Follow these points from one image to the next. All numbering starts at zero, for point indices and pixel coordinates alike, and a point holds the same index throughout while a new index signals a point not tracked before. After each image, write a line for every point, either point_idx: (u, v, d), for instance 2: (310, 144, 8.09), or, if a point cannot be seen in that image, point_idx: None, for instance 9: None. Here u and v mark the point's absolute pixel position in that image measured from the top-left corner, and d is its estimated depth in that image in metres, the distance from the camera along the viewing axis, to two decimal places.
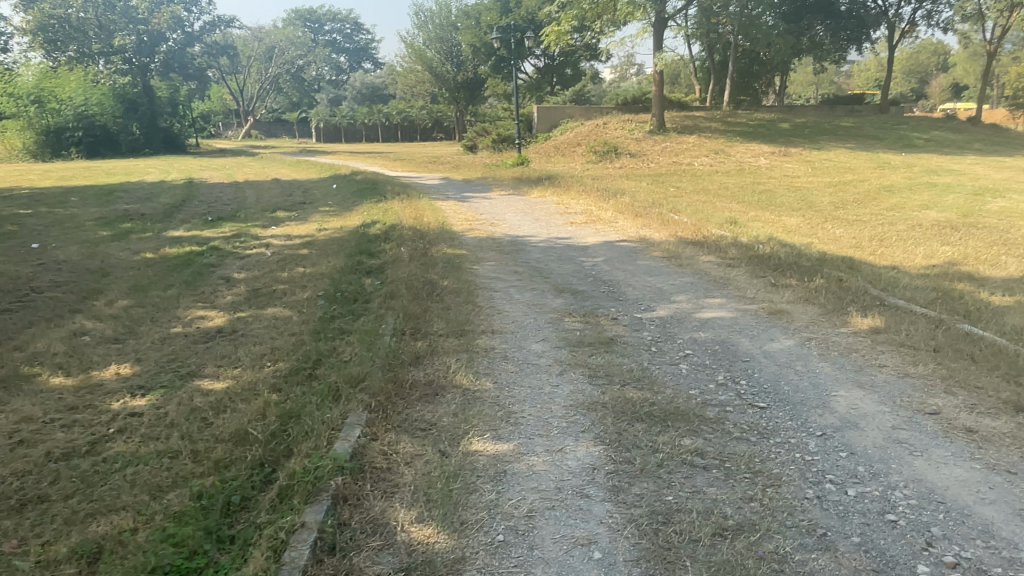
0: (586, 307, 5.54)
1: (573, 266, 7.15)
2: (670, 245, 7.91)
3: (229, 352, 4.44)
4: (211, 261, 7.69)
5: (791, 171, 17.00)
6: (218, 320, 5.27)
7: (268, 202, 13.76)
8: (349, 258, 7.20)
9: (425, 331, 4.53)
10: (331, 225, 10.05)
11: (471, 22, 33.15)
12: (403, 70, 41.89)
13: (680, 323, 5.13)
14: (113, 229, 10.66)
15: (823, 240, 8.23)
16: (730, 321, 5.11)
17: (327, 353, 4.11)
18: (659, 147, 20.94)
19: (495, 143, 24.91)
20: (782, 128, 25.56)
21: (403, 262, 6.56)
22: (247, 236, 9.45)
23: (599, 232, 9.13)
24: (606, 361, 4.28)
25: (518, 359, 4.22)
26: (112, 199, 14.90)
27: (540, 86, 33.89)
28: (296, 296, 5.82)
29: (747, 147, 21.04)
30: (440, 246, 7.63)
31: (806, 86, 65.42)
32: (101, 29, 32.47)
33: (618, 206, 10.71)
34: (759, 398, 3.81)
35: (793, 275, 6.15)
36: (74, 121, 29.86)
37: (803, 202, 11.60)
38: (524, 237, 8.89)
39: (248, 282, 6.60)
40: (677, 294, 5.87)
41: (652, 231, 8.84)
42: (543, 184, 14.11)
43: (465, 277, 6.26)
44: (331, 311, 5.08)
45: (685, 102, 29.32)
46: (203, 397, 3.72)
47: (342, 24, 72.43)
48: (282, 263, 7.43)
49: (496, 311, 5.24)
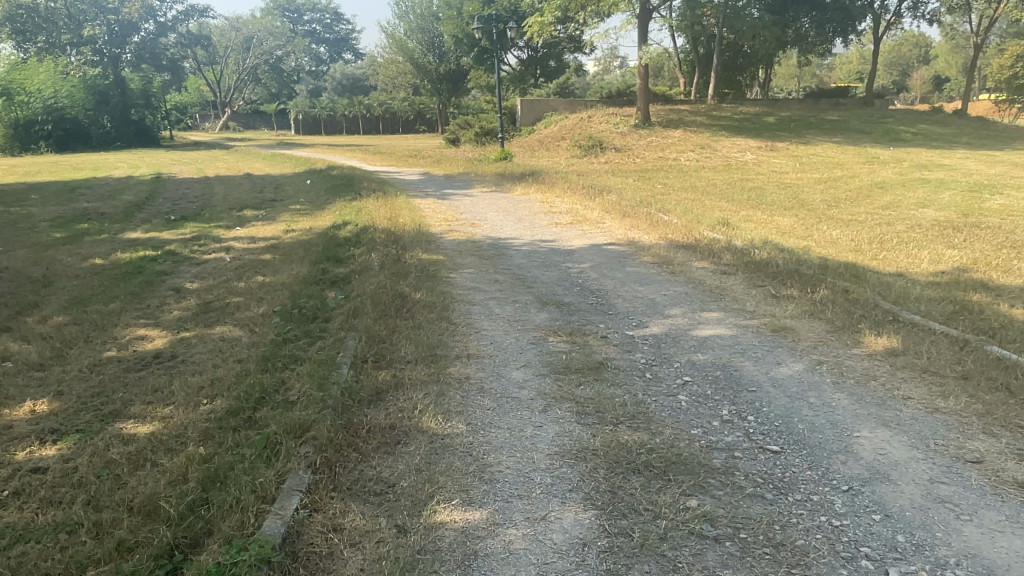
0: (573, 323, 5.02)
1: (557, 273, 6.63)
2: (660, 249, 7.42)
3: (162, 387, 3.87)
4: (164, 268, 7.09)
5: (779, 166, 16.63)
6: (158, 342, 4.69)
7: (237, 200, 13.10)
8: (315, 265, 6.62)
9: (390, 359, 3.99)
10: (299, 226, 9.45)
11: (453, 13, 32.40)
12: (384, 62, 41.11)
13: (675, 342, 4.62)
14: (67, 231, 9.99)
15: (821, 243, 7.80)
16: (730, 339, 4.61)
17: (272, 390, 3.56)
18: (644, 141, 20.47)
19: (477, 137, 24.34)
20: (769, 121, 25.20)
21: (372, 271, 6.01)
22: (208, 239, 8.84)
23: (584, 234, 8.61)
24: (596, 391, 3.76)
25: (496, 392, 3.68)
26: (74, 197, 14.15)
27: (524, 78, 33.29)
28: (251, 312, 5.26)
29: (734, 141, 20.66)
30: (415, 251, 7.08)
31: (790, 78, 65.49)
32: (71, 19, 31.15)
33: (604, 205, 10.22)
34: (771, 439, 3.30)
35: (796, 285, 5.67)
36: (43, 113, 28.79)
37: (795, 200, 11.18)
38: (506, 239, 8.35)
39: (201, 293, 6.03)
40: (669, 307, 5.37)
41: (641, 233, 8.36)
42: (526, 180, 13.59)
43: (439, 288, 5.72)
44: (285, 332, 4.52)
45: (670, 95, 28.95)
46: (122, 447, 3.15)
47: (321, 14, 71.21)
48: (241, 271, 6.85)
49: (471, 329, 4.70)
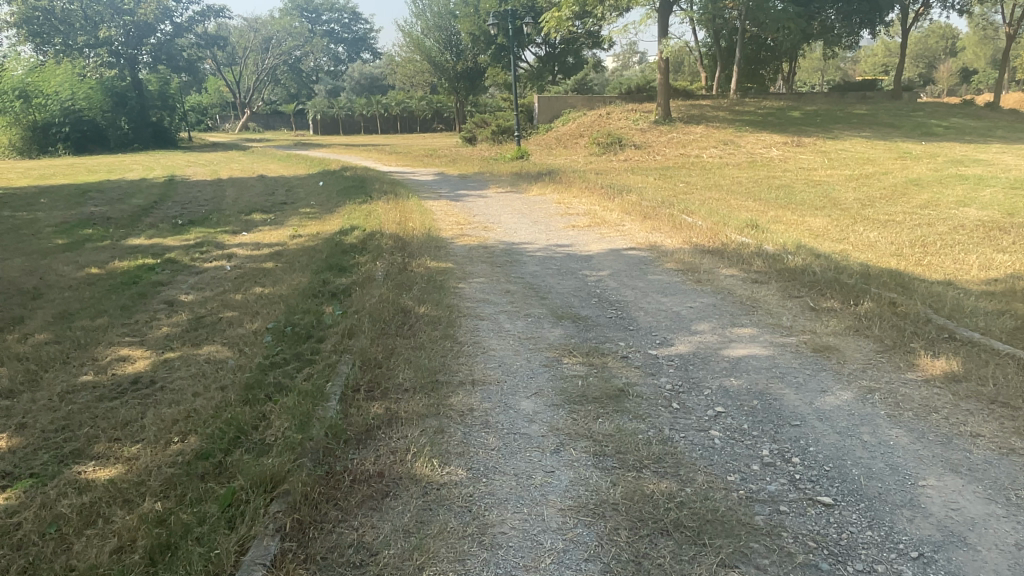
0: (590, 342, 4.57)
1: (574, 282, 6.18)
2: (684, 255, 6.95)
3: (132, 421, 3.48)
4: (161, 278, 6.75)
5: (807, 162, 16.01)
6: (139, 365, 4.31)
7: (247, 203, 12.81)
8: (316, 275, 6.23)
9: (386, 388, 3.56)
10: (307, 231, 9.09)
11: (470, 10, 31.97)
12: (401, 61, 40.79)
13: (705, 365, 4.15)
14: (70, 237, 9.73)
15: (859, 246, 7.28)
16: (766, 362, 4.14)
17: (251, 426, 3.15)
18: (665, 138, 19.92)
19: (494, 136, 23.95)
20: (793, 116, 24.48)
21: (376, 283, 5.61)
22: (211, 245, 8.50)
23: (603, 237, 8.15)
24: (617, 425, 3.31)
25: (503, 428, 3.25)
26: (84, 201, 13.97)
27: (541, 75, 32.81)
28: (244, 328, 4.88)
29: (758, 136, 20.03)
30: (422, 259, 6.67)
31: (816, 72, 64.31)
32: (87, 20, 31.24)
33: (624, 206, 9.76)
34: (822, 489, 2.84)
35: (837, 297, 5.18)
36: (60, 116, 28.97)
37: (827, 199, 10.62)
38: (520, 243, 7.92)
39: (194, 307, 5.65)
40: (696, 321, 4.90)
41: (664, 236, 7.88)
42: (543, 179, 13.15)
43: (446, 301, 5.30)
44: (274, 354, 4.13)
45: (691, 91, 28.31)
46: (75, 497, 2.76)
47: (340, 14, 71.16)
48: (239, 281, 6.48)
49: (478, 351, 4.26)
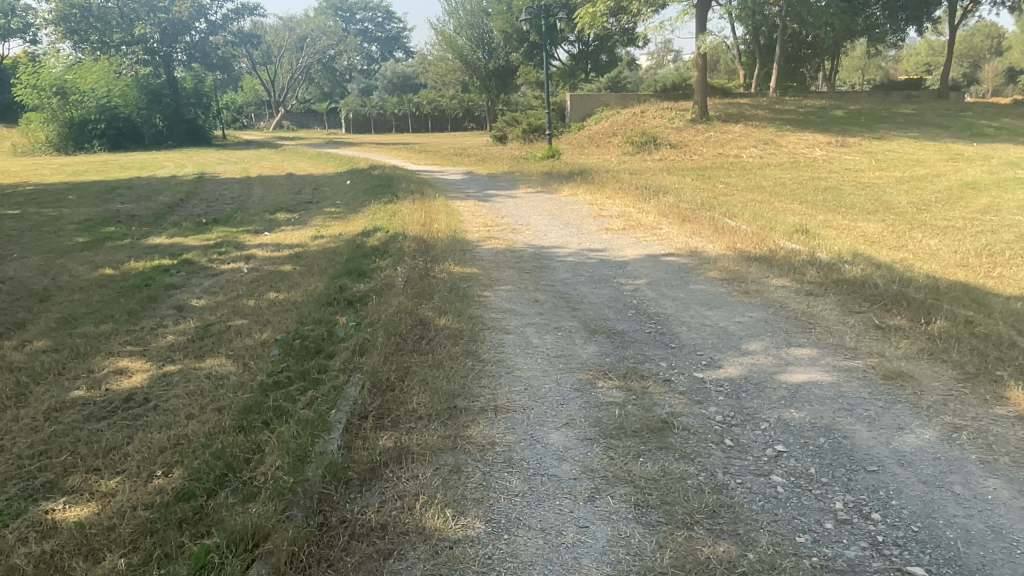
0: (629, 361, 4.12)
1: (609, 291, 5.72)
2: (728, 262, 6.45)
3: (117, 447, 3.13)
4: (173, 281, 6.43)
5: (852, 163, 15.31)
6: (136, 380, 3.97)
7: (272, 201, 12.56)
8: (334, 281, 5.87)
9: (397, 415, 3.16)
10: (330, 231, 8.76)
11: (503, 8, 31.54)
12: (432, 59, 40.58)
13: (760, 394, 3.68)
14: (91, 235, 9.54)
15: (920, 255, 6.71)
16: (829, 391, 3.65)
17: (241, 460, 2.77)
18: (702, 137, 19.30)
19: (525, 134, 23.53)
20: (836, 115, 23.61)
21: (396, 291, 5.22)
22: (230, 246, 8.20)
23: (639, 242, 7.67)
24: (661, 467, 2.86)
25: (529, 467, 2.82)
26: (111, 198, 13.87)
27: (574, 73, 32.27)
28: (252, 338, 4.53)
29: (799, 136, 19.31)
30: (446, 264, 6.28)
31: (857, 72, 62.76)
32: (123, 18, 31.62)
33: (662, 208, 9.28)
34: (913, 558, 2.35)
35: (904, 316, 4.66)
36: (96, 113, 29.40)
37: (879, 203, 10.01)
38: (551, 247, 7.47)
39: (203, 313, 5.31)
40: (745, 340, 4.42)
41: (705, 241, 7.39)
42: (575, 179, 12.70)
43: (470, 311, 4.89)
44: (279, 370, 3.75)
45: (729, 89, 27.56)
46: (35, 545, 2.40)
47: (374, 13, 71.37)
48: (254, 285, 6.14)
49: (503, 371, 3.83)
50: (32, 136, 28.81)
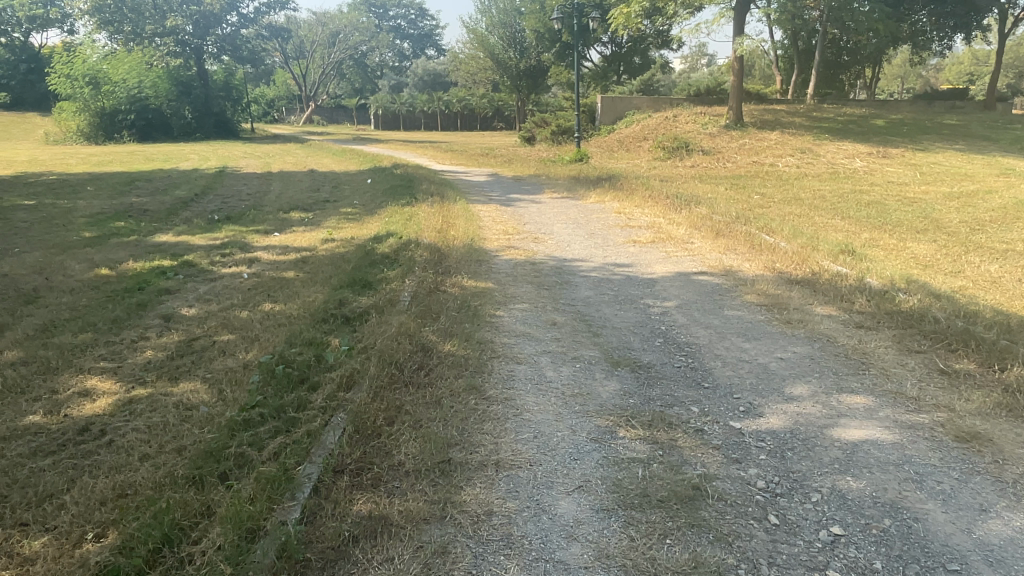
0: (656, 405, 3.60)
1: (634, 314, 5.18)
2: (766, 284, 5.89)
3: (54, 496, 2.69)
4: (167, 285, 6.02)
5: (896, 175, 14.56)
6: (98, 405, 3.54)
7: (289, 199, 12.18)
8: (335, 293, 5.42)
9: (378, 471, 2.68)
10: (341, 234, 8.33)
11: (536, 6, 30.92)
12: (463, 58, 40.20)
13: (810, 453, 3.13)
14: (99, 230, 9.23)
15: (980, 282, 6.10)
16: (891, 455, 3.10)
17: (183, 527, 2.31)
18: (736, 143, 18.63)
19: (553, 136, 23.02)
20: (877, 124, 22.74)
21: (398, 308, 4.75)
22: (235, 247, 7.78)
23: (668, 257, 7.11)
24: (692, 555, 2.34)
25: (531, 550, 2.31)
26: (129, 191, 13.64)
27: (606, 75, 31.65)
28: (237, 359, 4.09)
29: (839, 145, 18.54)
30: (458, 277, 5.81)
31: (897, 80, 61.32)
32: (156, 10, 31.46)
33: (693, 220, 8.73)
34: None
35: (974, 360, 4.09)
36: (126, 103, 29.80)
37: (928, 221, 9.35)
38: (573, 260, 6.95)
39: (190, 325, 4.88)
40: (790, 383, 3.87)
41: (741, 259, 6.84)
42: (602, 185, 12.18)
43: (479, 334, 4.40)
44: (253, 404, 3.28)
45: (765, 95, 26.78)
46: None
47: (407, 10, 71.26)
48: (251, 293, 5.72)
49: (510, 413, 3.32)
50: (64, 125, 29.08)
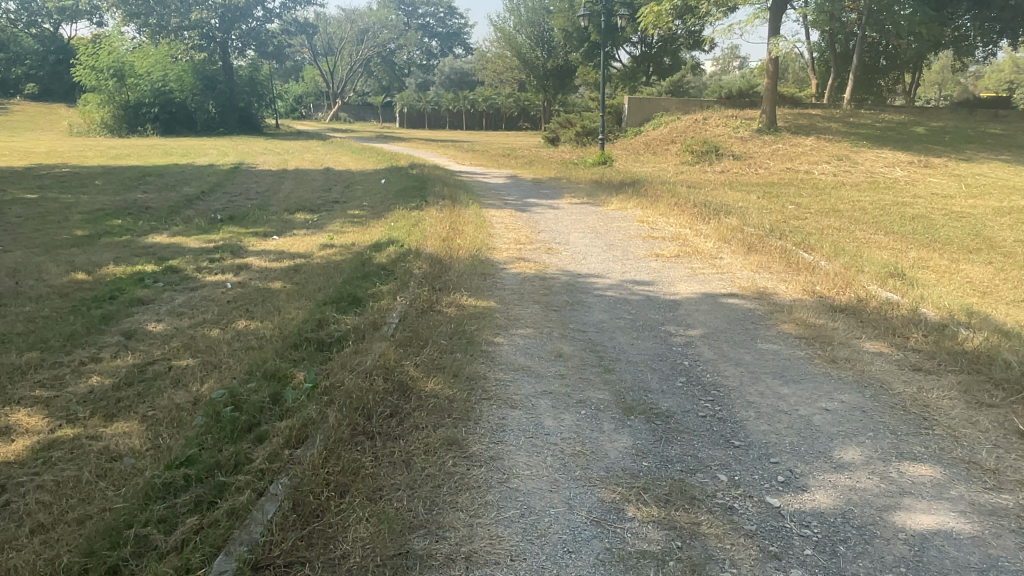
0: (673, 471, 2.94)
1: (653, 345, 4.54)
2: (804, 311, 5.22)
3: None
4: (142, 295, 5.50)
5: (940, 187, 13.73)
6: (10, 450, 2.99)
7: (297, 199, 11.69)
8: (318, 309, 4.85)
9: (310, 571, 2.09)
10: (342, 240, 7.80)
11: (564, 4, 30.18)
12: (490, 57, 39.74)
13: (869, 549, 2.48)
14: (93, 228, 8.80)
15: None
16: (973, 557, 2.44)
17: None
18: (768, 149, 17.85)
19: (577, 137, 22.40)
20: (917, 132, 21.74)
21: (382, 333, 4.16)
22: (227, 251, 7.27)
23: (694, 274, 6.45)
24: None
25: None
26: (136, 186, 13.26)
27: (634, 76, 31.01)
28: (187, 392, 3.52)
29: (878, 153, 17.67)
30: (458, 296, 5.22)
31: (936, 85, 59.76)
32: (182, 3, 31.48)
33: (723, 231, 8.05)
34: None
35: None
36: (151, 96, 29.78)
37: (980, 238, 8.60)
38: (588, 276, 6.33)
39: (150, 345, 4.35)
40: (837, 445, 3.21)
41: (775, 280, 6.17)
42: (625, 190, 11.54)
43: (470, 369, 3.81)
44: (179, 459, 2.71)
45: (799, 99, 25.88)
46: None
47: (436, 8, 71.10)
48: (229, 307, 5.17)
49: (495, 479, 2.72)
50: (88, 117, 29.10)
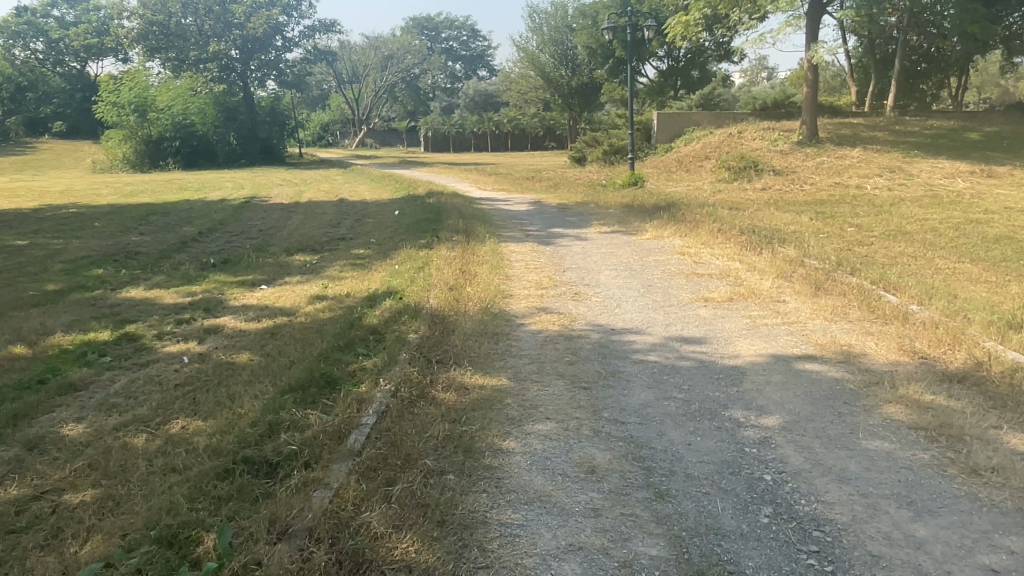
0: None
1: (720, 446, 3.34)
2: (910, 382, 3.98)
3: None
4: (77, 377, 4.48)
5: (1010, 199, 12.33)
6: None
7: (301, 236, 10.77)
8: (276, 402, 3.76)
9: None
10: (336, 289, 6.78)
11: (587, 21, 29.20)
12: (513, 78, 38.97)
13: None
14: (68, 280, 7.93)
15: None
16: None
17: None
18: (812, 162, 16.55)
19: (606, 156, 21.42)
20: (972, 138, 20.18)
21: (346, 448, 3.06)
22: (201, 308, 6.28)
23: (755, 327, 5.24)
24: None
25: None
26: (137, 226, 12.50)
27: (662, 91, 29.90)
28: (54, 560, 2.45)
29: (934, 163, 16.24)
30: (459, 373, 4.11)
31: (976, 90, 57.69)
32: (200, 36, 31.13)
33: (782, 266, 6.82)
34: None
35: None
36: (171, 130, 29.51)
37: None
38: (625, 332, 5.18)
39: (50, 463, 3.29)
40: None
41: (860, 334, 4.92)
42: (660, 214, 10.38)
43: (463, 508, 2.68)
44: None
45: (840, 107, 24.47)
46: None
47: (458, 32, 71.14)
48: (169, 395, 4.11)
49: None
50: (111, 153, 29.15)
